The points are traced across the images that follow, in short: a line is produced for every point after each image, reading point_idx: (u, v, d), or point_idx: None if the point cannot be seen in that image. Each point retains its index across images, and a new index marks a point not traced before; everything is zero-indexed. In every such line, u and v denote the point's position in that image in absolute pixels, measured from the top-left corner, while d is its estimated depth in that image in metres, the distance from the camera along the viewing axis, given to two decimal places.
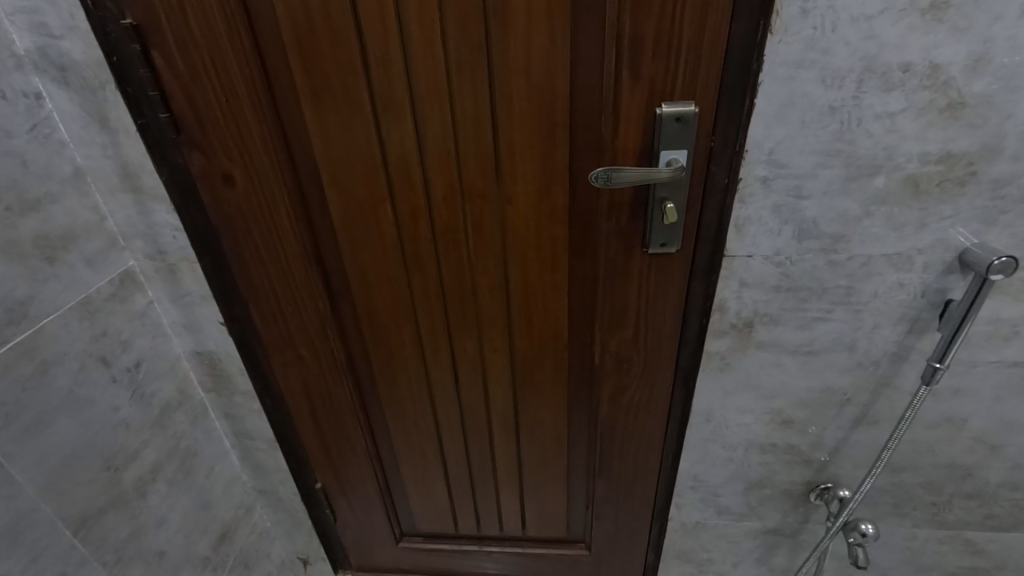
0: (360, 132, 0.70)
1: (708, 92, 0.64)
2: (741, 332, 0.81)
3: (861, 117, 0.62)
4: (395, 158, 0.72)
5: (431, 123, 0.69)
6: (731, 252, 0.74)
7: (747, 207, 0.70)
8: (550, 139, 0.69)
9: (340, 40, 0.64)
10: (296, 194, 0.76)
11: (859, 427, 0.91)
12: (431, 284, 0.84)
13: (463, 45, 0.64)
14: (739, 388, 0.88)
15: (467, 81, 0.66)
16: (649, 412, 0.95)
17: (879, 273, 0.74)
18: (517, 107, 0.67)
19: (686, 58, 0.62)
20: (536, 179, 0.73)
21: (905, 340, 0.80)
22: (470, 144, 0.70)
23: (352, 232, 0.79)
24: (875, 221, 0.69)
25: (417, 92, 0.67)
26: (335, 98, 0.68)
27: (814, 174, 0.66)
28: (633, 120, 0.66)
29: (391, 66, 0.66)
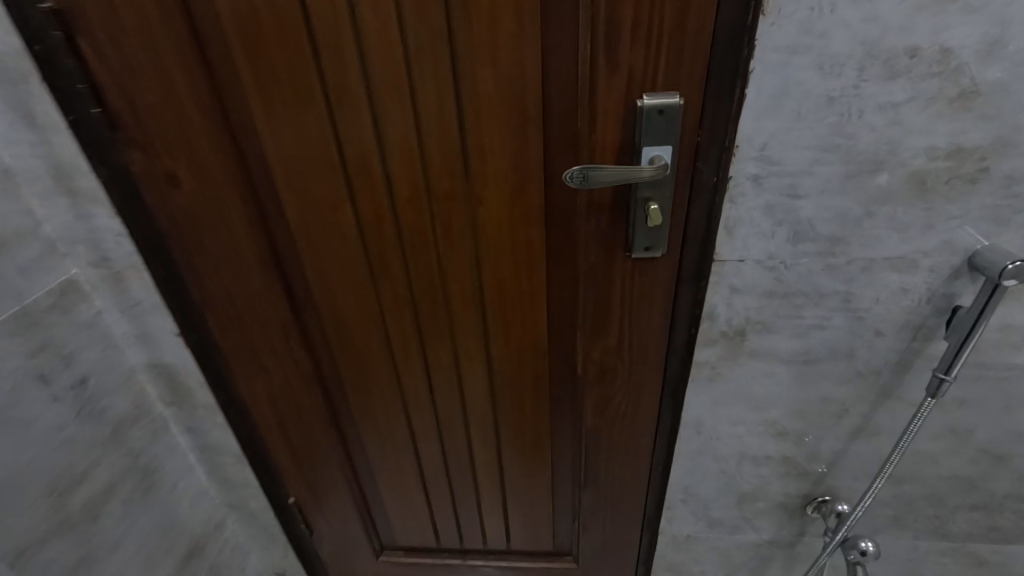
0: (315, 128, 0.64)
1: (693, 81, 0.58)
2: (732, 341, 0.76)
3: (862, 108, 0.56)
4: (354, 156, 0.66)
5: (391, 117, 0.63)
6: (721, 257, 0.68)
7: (738, 208, 0.64)
8: (522, 134, 0.63)
9: (285, 26, 0.58)
10: (247, 195, 0.70)
11: (859, 438, 0.86)
12: (399, 290, 0.78)
13: (422, 30, 0.58)
14: (731, 399, 0.83)
15: (428, 71, 0.60)
16: (636, 424, 0.89)
17: (880, 277, 0.68)
18: (484, 100, 0.61)
19: (669, 44, 0.56)
20: (508, 179, 0.67)
21: (908, 348, 0.74)
22: (434, 140, 0.64)
23: (312, 237, 0.73)
24: (877, 222, 0.64)
25: (375, 82, 0.61)
26: (283, 90, 0.62)
27: (811, 172, 0.61)
28: (613, 113, 0.60)
29: (343, 54, 0.59)
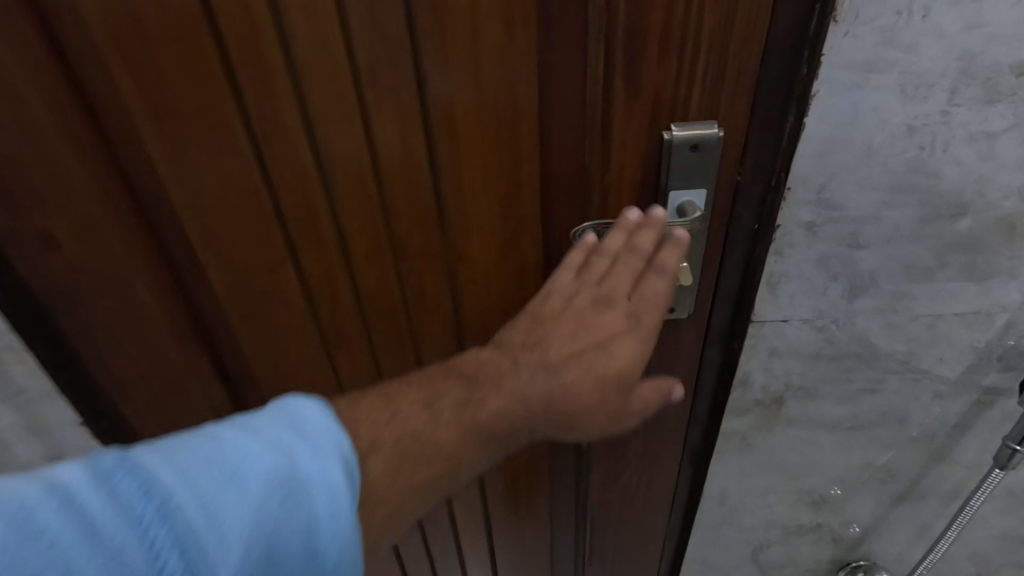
0: (238, 175, 0.48)
1: (735, 107, 0.45)
2: (768, 409, 0.64)
3: (950, 139, 0.44)
4: (293, 208, 0.50)
5: (340, 157, 0.48)
6: (761, 317, 0.56)
7: (784, 261, 0.51)
8: (514, 177, 0.49)
9: (183, 41, 0.42)
10: (157, 257, 0.54)
11: (902, 503, 0.74)
12: (361, 364, 0.63)
13: (377, 44, 0.43)
14: (763, 470, 0.71)
15: (387, 99, 0.45)
16: (650, 498, 0.76)
17: (947, 335, 0.57)
18: (464, 133, 0.47)
19: (708, 59, 0.42)
20: (497, 232, 0.52)
21: (969, 410, 0.63)
22: (399, 186, 0.49)
23: (245, 307, 0.57)
24: (951, 273, 0.52)
25: (316, 113, 0.45)
26: (189, 126, 0.46)
27: (877, 217, 0.48)
28: (632, 147, 0.47)
29: (270, 79, 0.44)
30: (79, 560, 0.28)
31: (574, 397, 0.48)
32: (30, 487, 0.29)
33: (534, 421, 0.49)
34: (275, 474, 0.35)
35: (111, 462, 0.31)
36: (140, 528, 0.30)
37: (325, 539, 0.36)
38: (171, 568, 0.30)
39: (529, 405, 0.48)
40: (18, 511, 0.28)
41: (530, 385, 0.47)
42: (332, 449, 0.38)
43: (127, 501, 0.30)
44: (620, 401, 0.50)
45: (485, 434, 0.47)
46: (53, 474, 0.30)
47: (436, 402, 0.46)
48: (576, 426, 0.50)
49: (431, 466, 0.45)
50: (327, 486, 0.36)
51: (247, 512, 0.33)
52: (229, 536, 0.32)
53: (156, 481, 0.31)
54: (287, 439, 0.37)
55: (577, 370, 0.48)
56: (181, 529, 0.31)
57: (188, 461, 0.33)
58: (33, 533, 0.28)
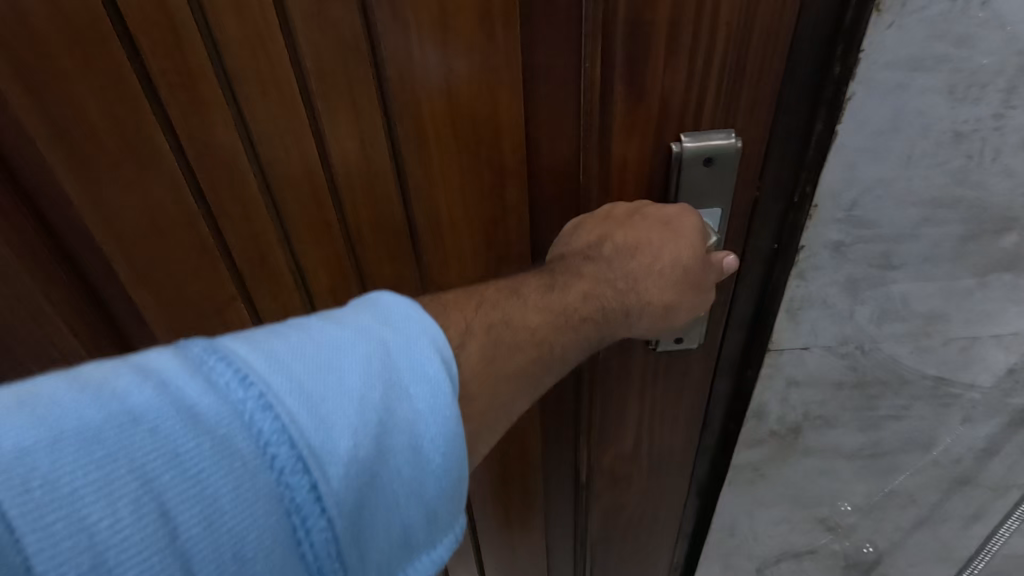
0: (170, 203, 0.41)
1: (754, 113, 0.39)
2: (783, 440, 0.58)
3: (1001, 146, 0.38)
4: (239, 238, 0.43)
5: (291, 180, 0.40)
6: (779, 346, 0.49)
7: (808, 285, 0.45)
8: (499, 199, 0.42)
9: (87, 46, 0.34)
10: (83, 299, 0.46)
11: (921, 527, 0.69)
12: None
13: (329, 43, 0.35)
14: (777, 500, 0.65)
15: (344, 112, 0.38)
16: (653, 529, 0.71)
17: (983, 358, 0.51)
18: (438, 148, 0.39)
19: (724, 59, 0.36)
20: (480, 262, 0.46)
21: (998, 433, 0.58)
22: (364, 212, 0.42)
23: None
24: (990, 293, 0.46)
25: (260, 128, 0.38)
26: (105, 147, 0.38)
27: (913, 235, 0.42)
28: (636, 161, 0.40)
29: (199, 90, 0.36)
30: (185, 447, 0.23)
31: (662, 273, 0.38)
32: (125, 375, 0.24)
33: (630, 312, 0.39)
34: (372, 367, 0.28)
35: (203, 347, 0.26)
36: (243, 418, 0.24)
37: (434, 444, 0.28)
38: (281, 461, 0.24)
39: (614, 280, 0.38)
40: (111, 398, 0.23)
41: (614, 269, 0.38)
42: (427, 340, 0.30)
43: (223, 386, 0.25)
44: (690, 300, 0.40)
45: (576, 319, 0.37)
46: (143, 361, 0.25)
47: (521, 288, 0.37)
48: (667, 319, 0.40)
49: (522, 356, 0.35)
50: (427, 382, 0.29)
51: (353, 409, 0.26)
52: (336, 429, 0.26)
53: (253, 368, 0.25)
54: (378, 330, 0.29)
55: (664, 244, 0.38)
56: (286, 418, 0.25)
57: (279, 348, 0.27)
58: (131, 420, 0.23)
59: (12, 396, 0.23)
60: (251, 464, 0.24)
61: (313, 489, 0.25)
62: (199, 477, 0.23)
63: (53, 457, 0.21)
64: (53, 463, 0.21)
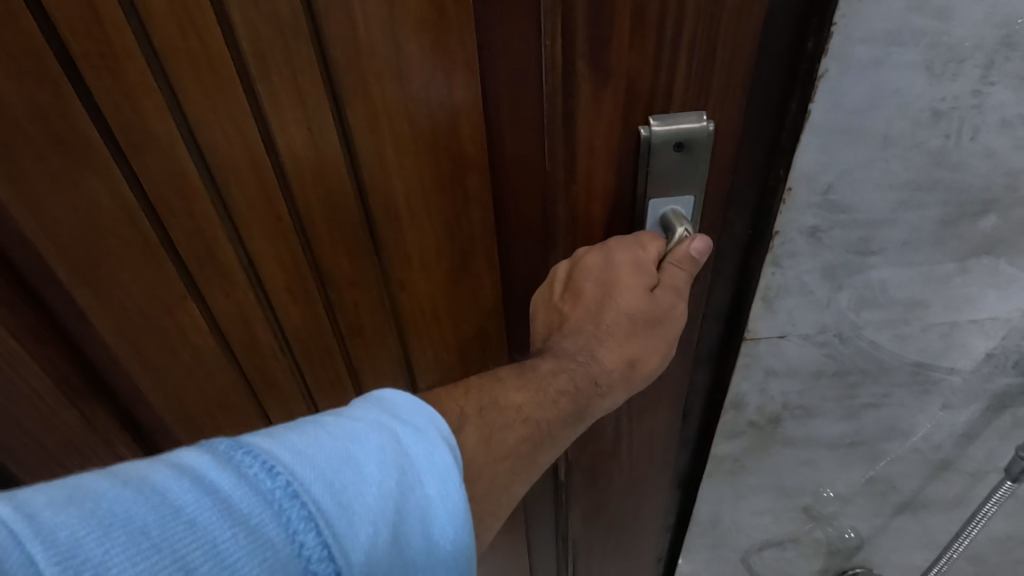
0: (105, 197, 0.39)
1: (726, 94, 0.37)
2: (763, 431, 0.57)
3: (980, 125, 0.36)
4: (184, 232, 0.42)
5: (236, 173, 0.39)
6: (755, 334, 0.48)
7: (784, 272, 0.44)
8: (459, 190, 0.41)
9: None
10: (20, 299, 0.43)
11: (902, 513, 0.69)
12: (294, 404, 0.55)
13: (267, 22, 0.33)
14: (758, 491, 0.65)
15: (286, 95, 0.35)
16: (636, 522, 0.70)
17: (962, 344, 0.50)
18: (392, 136, 0.37)
19: (694, 35, 0.34)
20: (441, 258, 0.44)
21: (977, 419, 0.58)
22: (318, 209, 0.41)
23: (143, 350, 0.48)
24: (970, 279, 0.45)
25: (196, 115, 0.36)
26: (28, 138, 0.36)
27: (891, 220, 0.41)
28: (603, 146, 0.38)
29: (126, 75, 0.34)
30: (222, 539, 0.23)
31: (616, 338, 0.40)
32: (161, 473, 0.25)
33: (603, 380, 0.40)
34: (387, 455, 0.30)
35: (229, 443, 0.27)
36: (273, 508, 0.25)
37: (445, 532, 0.30)
38: (309, 550, 0.25)
39: (573, 354, 0.40)
40: (151, 491, 0.24)
41: (578, 346, 0.40)
42: (434, 429, 0.32)
43: (253, 478, 0.25)
44: (654, 339, 0.41)
45: (552, 394, 0.39)
46: (177, 457, 0.26)
47: (500, 372, 0.40)
48: (637, 376, 0.41)
49: (514, 436, 0.37)
50: (436, 470, 0.30)
51: (374, 496, 0.28)
52: (357, 518, 0.27)
53: (280, 458, 0.26)
54: (389, 421, 0.31)
55: (605, 312, 0.40)
56: (312, 507, 0.26)
57: (300, 441, 0.28)
58: (171, 512, 0.23)
59: (59, 491, 0.24)
60: (281, 554, 0.24)
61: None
62: (233, 568, 0.23)
63: (101, 548, 0.22)
64: (101, 555, 0.22)
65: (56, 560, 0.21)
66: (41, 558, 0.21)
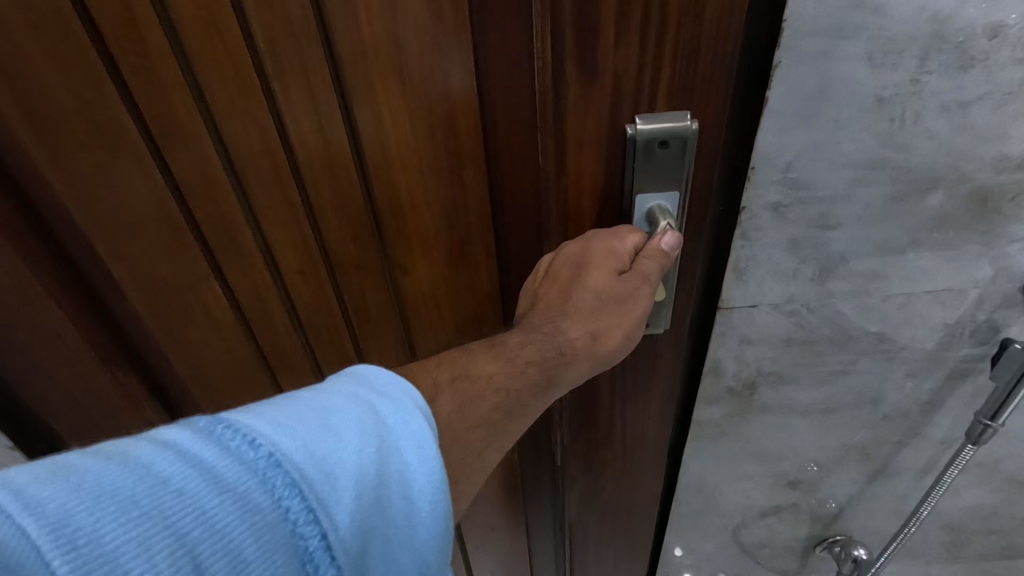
0: (140, 182, 0.45)
1: (706, 93, 0.41)
2: (740, 397, 0.62)
3: (921, 110, 0.41)
4: (204, 212, 0.47)
5: (251, 159, 0.44)
6: (728, 303, 0.53)
7: (752, 245, 0.48)
8: (458, 182, 0.46)
9: (50, 32, 0.38)
10: (66, 268, 0.50)
11: (877, 480, 0.74)
12: (300, 370, 0.62)
13: (286, 30, 0.38)
14: (738, 456, 0.69)
15: (298, 91, 0.41)
16: (634, 499, 0.74)
17: (921, 314, 0.55)
18: (393, 132, 0.43)
19: (675, 37, 0.38)
20: (444, 244, 0.50)
21: (940, 387, 0.62)
22: (326, 194, 0.46)
23: (164, 315, 0.54)
24: (924, 251, 0.50)
25: (221, 109, 0.41)
26: (73, 130, 0.42)
27: (848, 196, 0.45)
28: (592, 141, 0.43)
29: (157, 70, 0.40)
30: (210, 505, 0.26)
31: (579, 312, 0.44)
32: (147, 450, 0.27)
33: (569, 350, 0.44)
34: (365, 424, 0.33)
35: (209, 420, 0.29)
36: (257, 476, 0.28)
37: (422, 491, 0.33)
38: (294, 512, 0.28)
39: (540, 327, 0.45)
40: (138, 464, 0.27)
41: (545, 321, 0.45)
42: (408, 399, 0.35)
43: (237, 450, 0.28)
44: (617, 316, 0.44)
45: (520, 364, 0.44)
46: (161, 435, 0.29)
47: (469, 347, 0.46)
48: (599, 348, 0.45)
49: (486, 405, 0.43)
50: (411, 435, 0.34)
51: (352, 461, 0.31)
52: (338, 484, 0.30)
53: (260, 432, 0.29)
54: (364, 394, 0.34)
55: (573, 290, 0.44)
56: (295, 474, 0.29)
57: (279, 416, 0.31)
58: (158, 482, 0.26)
59: (45, 469, 0.25)
60: (267, 515, 0.27)
61: (323, 536, 0.29)
62: (224, 531, 0.26)
63: (93, 517, 0.24)
64: (94, 523, 0.24)
65: (50, 529, 0.23)
66: (33, 528, 0.23)
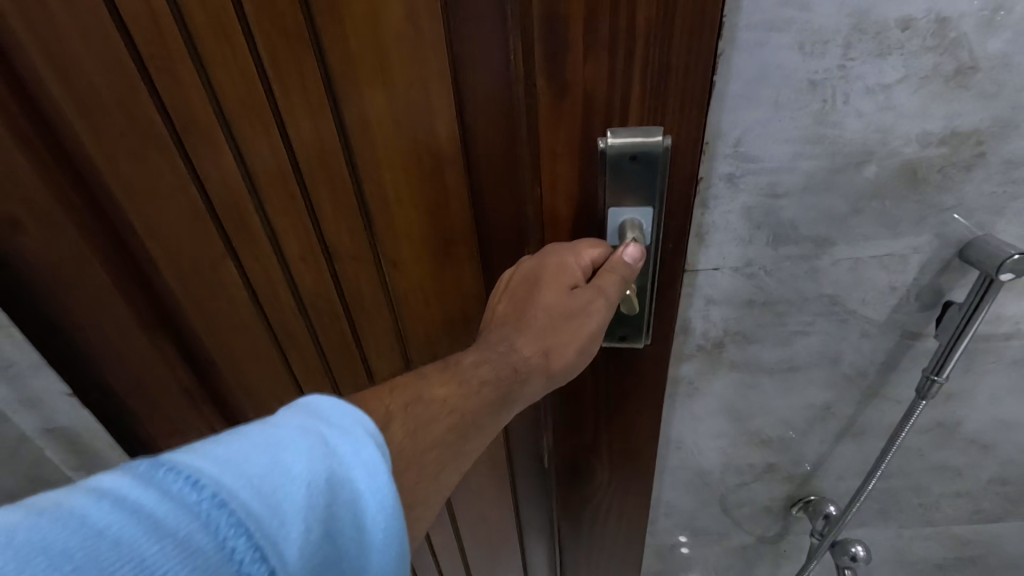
0: (162, 160, 0.56)
1: (678, 96, 0.45)
2: (710, 354, 0.69)
3: (849, 92, 0.48)
4: (216, 188, 0.58)
5: (255, 145, 0.54)
6: (693, 266, 0.60)
7: (711, 212, 0.56)
8: (436, 175, 0.54)
9: (100, 40, 0.49)
10: (111, 228, 0.63)
11: (844, 439, 0.80)
12: (296, 330, 0.71)
13: (286, 40, 0.47)
14: (711, 413, 0.77)
15: (295, 91, 0.50)
16: (629, 481, 0.79)
17: (868, 277, 0.61)
18: (377, 128, 0.51)
19: (645, 53, 0.43)
20: (426, 228, 0.58)
21: (894, 348, 0.68)
22: (319, 177, 0.55)
23: (181, 270, 0.66)
24: (864, 219, 0.56)
25: (228, 102, 0.52)
26: (113, 116, 0.54)
27: (792, 168, 0.52)
28: (565, 150, 0.49)
29: (178, 68, 0.50)
30: (149, 552, 0.27)
31: (533, 329, 0.52)
32: (82, 501, 0.28)
33: (526, 365, 0.51)
34: (317, 455, 0.35)
35: (149, 464, 0.31)
36: (201, 518, 0.29)
37: (375, 521, 0.35)
38: (239, 552, 0.29)
39: (496, 346, 0.52)
40: (71, 517, 0.27)
41: (504, 340, 0.52)
42: (361, 426, 0.37)
43: (179, 493, 0.30)
44: (570, 332, 0.52)
45: (475, 384, 0.49)
46: (97, 483, 0.30)
47: (423, 371, 0.49)
48: (553, 360, 0.52)
49: (442, 425, 0.46)
50: (364, 465, 0.35)
51: (301, 495, 0.33)
52: (287, 519, 0.32)
53: (203, 472, 0.31)
54: (315, 424, 0.36)
55: (527, 308, 0.52)
56: (240, 514, 0.30)
57: (225, 454, 0.33)
58: (93, 534, 0.27)
59: None
60: (211, 557, 0.28)
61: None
62: None
63: None
64: None
65: None
66: None
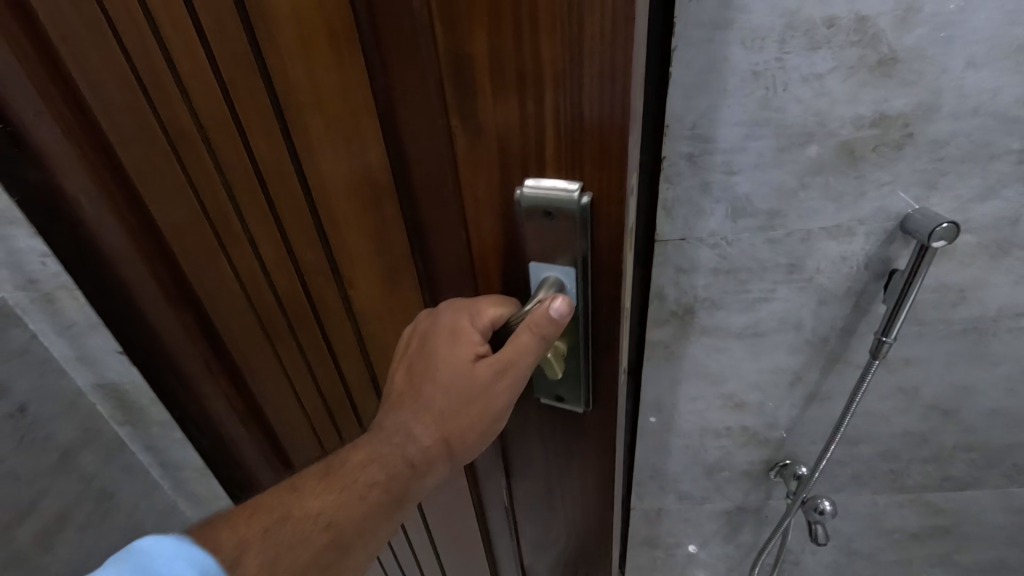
0: (161, 156, 0.64)
1: (599, 145, 0.39)
2: (682, 319, 0.77)
3: (787, 81, 0.56)
4: (203, 184, 0.65)
5: (229, 150, 0.60)
6: (662, 236, 0.69)
7: (675, 187, 0.64)
8: (373, 205, 0.53)
9: (110, 52, 0.57)
10: (140, 213, 0.72)
11: (812, 404, 0.87)
12: (278, 321, 0.77)
13: (238, 62, 0.51)
14: (688, 376, 0.85)
15: (251, 107, 0.54)
16: (590, 535, 0.72)
17: (820, 246, 0.69)
18: (319, 152, 0.52)
19: (564, 97, 0.38)
20: (370, 251, 0.58)
21: (850, 315, 0.75)
22: (278, 186, 0.60)
23: (186, 253, 0.74)
24: (811, 193, 0.64)
25: (205, 111, 0.58)
26: (123, 116, 0.62)
27: (743, 148, 0.61)
28: (485, 195, 0.44)
29: (163, 81, 0.57)
30: None
31: (427, 420, 0.53)
32: None
33: (415, 460, 0.53)
34: None
35: None
36: None
37: None
38: None
39: (392, 440, 0.53)
40: None
41: (400, 433, 0.53)
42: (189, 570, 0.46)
43: None
44: (471, 416, 0.52)
45: (362, 490, 0.53)
46: None
47: (301, 484, 0.54)
48: (454, 445, 0.53)
49: (319, 538, 0.52)
50: None
51: None
52: None
53: None
54: None
55: (422, 396, 0.53)
56: None
57: None
58: None
59: None
60: None
61: None
62: None
63: None
64: None
65: None
66: None
